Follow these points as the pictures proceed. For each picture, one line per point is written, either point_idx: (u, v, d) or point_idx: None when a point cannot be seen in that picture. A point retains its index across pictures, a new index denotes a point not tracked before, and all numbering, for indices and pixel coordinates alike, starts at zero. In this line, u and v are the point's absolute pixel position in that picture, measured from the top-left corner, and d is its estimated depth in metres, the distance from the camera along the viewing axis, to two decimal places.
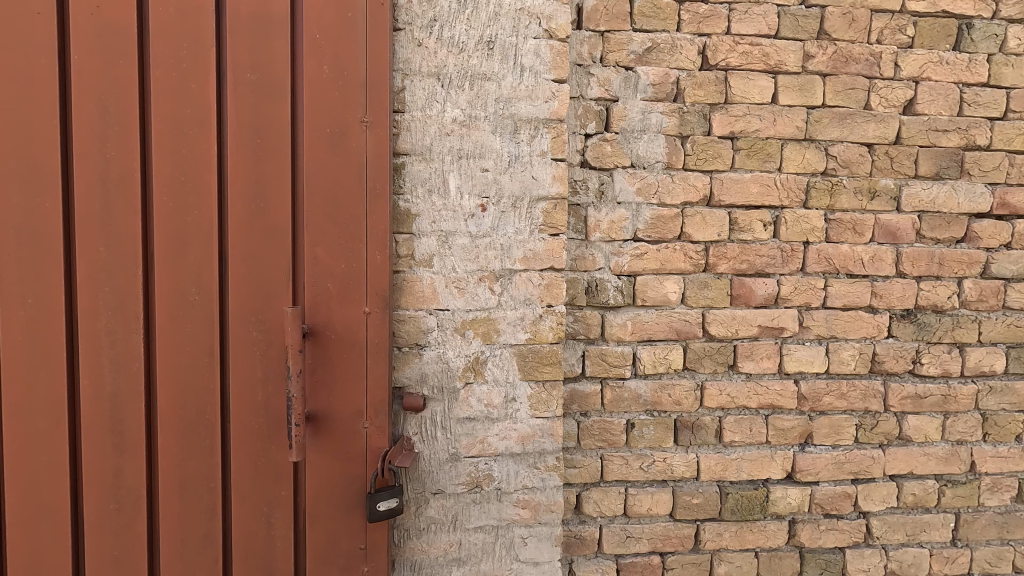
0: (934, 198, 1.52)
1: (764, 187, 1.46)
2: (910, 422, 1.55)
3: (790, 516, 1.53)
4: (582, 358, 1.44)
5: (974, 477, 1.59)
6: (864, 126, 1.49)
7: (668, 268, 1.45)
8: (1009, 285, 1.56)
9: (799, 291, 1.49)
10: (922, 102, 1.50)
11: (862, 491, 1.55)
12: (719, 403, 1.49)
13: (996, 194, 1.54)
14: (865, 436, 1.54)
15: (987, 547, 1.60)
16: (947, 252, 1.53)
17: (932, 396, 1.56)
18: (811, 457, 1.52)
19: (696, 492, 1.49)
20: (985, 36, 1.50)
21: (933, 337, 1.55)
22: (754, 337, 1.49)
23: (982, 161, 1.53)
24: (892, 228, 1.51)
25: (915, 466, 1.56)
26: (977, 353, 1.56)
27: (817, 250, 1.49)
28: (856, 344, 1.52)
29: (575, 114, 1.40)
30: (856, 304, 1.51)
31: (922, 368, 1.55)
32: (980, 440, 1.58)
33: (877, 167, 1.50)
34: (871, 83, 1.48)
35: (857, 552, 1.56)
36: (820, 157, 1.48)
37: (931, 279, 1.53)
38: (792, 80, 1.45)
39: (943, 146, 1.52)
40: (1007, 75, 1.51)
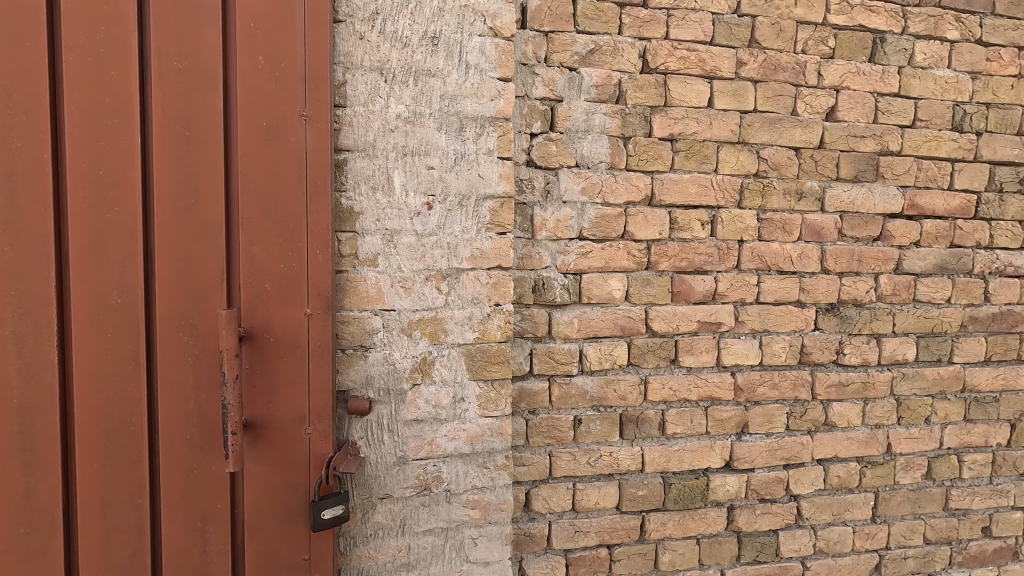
0: (854, 199, 1.63)
1: (702, 187, 1.52)
2: (834, 409, 1.66)
3: (729, 503, 1.60)
4: (530, 356, 1.44)
5: (890, 457, 1.72)
6: (791, 130, 1.57)
7: (613, 266, 1.48)
8: (918, 280, 1.69)
9: (735, 287, 1.56)
10: (842, 110, 1.60)
11: (793, 475, 1.64)
12: (661, 396, 1.53)
13: (907, 196, 1.67)
14: (796, 423, 1.64)
15: (902, 522, 1.74)
16: (865, 250, 1.65)
17: (854, 384, 1.67)
18: (747, 445, 1.60)
19: (641, 484, 1.53)
20: (896, 49, 1.63)
21: (854, 328, 1.66)
22: (694, 332, 1.55)
23: (895, 165, 1.65)
24: (817, 227, 1.61)
25: (839, 449, 1.67)
26: (892, 342, 1.69)
27: (750, 248, 1.56)
28: (786, 336, 1.61)
29: (521, 113, 1.41)
30: (786, 299, 1.60)
31: (845, 358, 1.66)
32: (895, 423, 1.71)
33: (804, 170, 1.59)
34: (797, 90, 1.57)
35: (789, 534, 1.65)
36: (753, 160, 1.55)
37: (852, 275, 1.64)
38: (726, 85, 1.52)
39: (861, 151, 1.63)
40: (915, 86, 1.64)
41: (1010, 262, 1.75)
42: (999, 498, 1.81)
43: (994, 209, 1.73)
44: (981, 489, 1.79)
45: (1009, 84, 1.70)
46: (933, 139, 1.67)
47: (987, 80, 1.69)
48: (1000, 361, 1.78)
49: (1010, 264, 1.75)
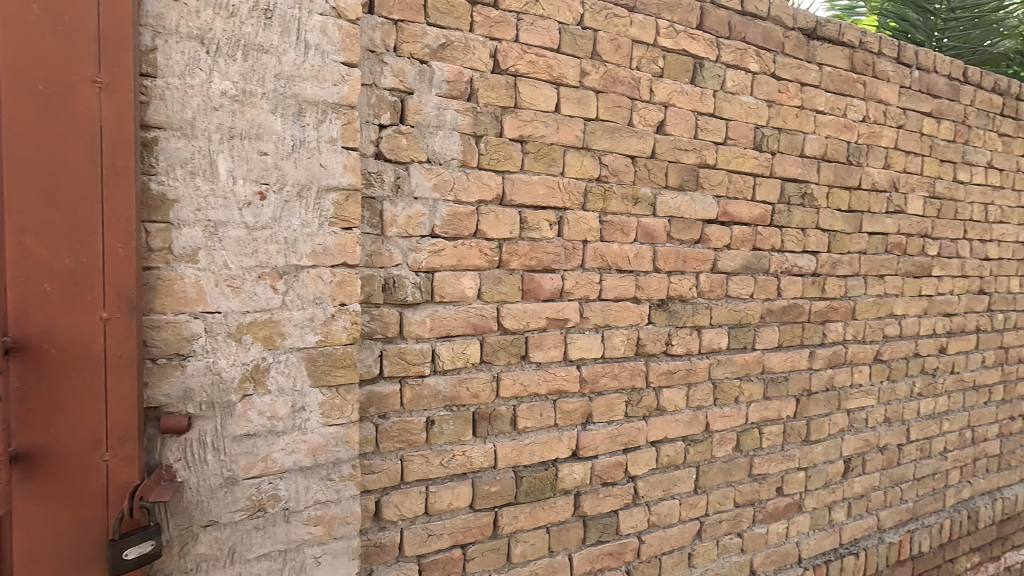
0: (680, 205, 1.81)
1: (550, 189, 1.58)
2: (665, 395, 1.84)
3: (576, 490, 1.69)
4: (380, 358, 1.38)
5: (709, 434, 1.95)
6: (628, 140, 1.70)
7: (465, 264, 1.47)
8: (730, 278, 1.94)
9: (580, 286, 1.64)
10: (670, 124, 1.77)
11: (631, 458, 1.79)
12: (513, 392, 1.56)
13: (721, 204, 1.90)
14: (633, 410, 1.78)
15: (717, 490, 1.99)
16: (689, 251, 1.84)
17: (680, 371, 1.86)
18: (591, 434, 1.70)
19: (494, 480, 1.55)
20: (712, 75, 1.84)
21: (680, 322, 1.85)
22: (543, 328, 1.60)
23: (712, 177, 1.87)
24: (650, 230, 1.76)
25: (668, 431, 1.86)
26: (709, 333, 1.91)
27: (594, 248, 1.66)
28: (625, 331, 1.74)
29: (368, 102, 1.33)
30: (624, 296, 1.73)
31: (673, 348, 1.84)
32: (712, 404, 1.94)
33: (639, 177, 1.73)
34: (633, 103, 1.70)
35: (627, 512, 1.79)
36: (595, 166, 1.65)
37: (678, 274, 1.83)
38: (571, 93, 1.59)
39: (685, 163, 1.82)
40: (726, 109, 1.88)
41: (796, 263, 2.08)
42: (788, 462, 2.16)
43: (785, 218, 2.04)
44: (775, 455, 2.12)
45: (794, 113, 2.03)
46: (740, 156, 1.92)
47: (779, 108, 1.99)
48: (789, 346, 2.11)
49: (796, 264, 2.09)
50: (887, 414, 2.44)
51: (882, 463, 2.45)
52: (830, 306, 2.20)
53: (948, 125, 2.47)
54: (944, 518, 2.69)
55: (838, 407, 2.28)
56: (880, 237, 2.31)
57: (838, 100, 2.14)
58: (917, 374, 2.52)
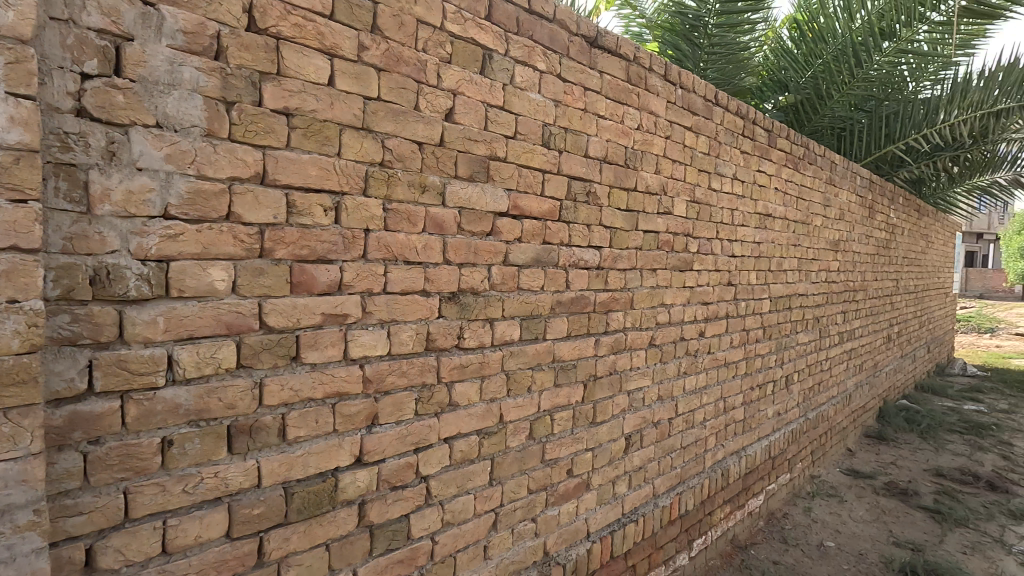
0: (470, 196, 1.79)
1: (323, 171, 1.42)
2: (457, 390, 1.80)
3: (360, 499, 1.57)
4: (88, 370, 1.10)
5: (502, 425, 1.98)
6: (414, 124, 1.62)
7: (214, 252, 1.25)
8: (521, 271, 1.98)
9: (361, 278, 1.52)
10: (459, 113, 1.73)
11: (422, 457, 1.72)
12: (280, 399, 1.38)
13: (511, 198, 1.92)
14: (423, 408, 1.71)
15: (511, 479, 2.02)
16: (480, 243, 1.83)
17: (473, 365, 1.84)
18: (376, 437, 1.59)
19: (257, 501, 1.35)
20: (501, 68, 1.85)
21: (472, 314, 1.83)
22: (318, 325, 1.44)
23: (502, 170, 1.88)
24: (439, 220, 1.71)
25: (461, 426, 1.83)
26: (502, 325, 1.93)
27: (377, 238, 1.55)
28: (413, 325, 1.65)
29: (62, 44, 1.05)
30: (412, 288, 1.65)
31: (465, 341, 1.81)
32: (505, 395, 1.97)
33: (427, 164, 1.66)
34: (419, 87, 1.63)
35: (419, 514, 1.72)
36: (377, 149, 1.53)
37: (469, 266, 1.80)
38: (348, 67, 1.45)
39: (475, 153, 1.80)
40: (515, 104, 1.91)
41: (582, 257, 2.21)
42: (577, 444, 2.29)
43: (571, 214, 2.15)
44: (566, 439, 2.23)
45: (578, 115, 2.15)
46: (529, 151, 1.97)
47: (564, 109, 2.09)
48: (577, 335, 2.24)
49: (582, 258, 2.22)
50: (660, 392, 2.75)
51: (656, 436, 2.75)
52: (612, 297, 2.39)
53: (704, 140, 2.86)
54: (704, 478, 3.14)
55: (620, 389, 2.49)
56: (652, 234, 2.58)
57: (616, 107, 2.33)
58: (683, 355, 2.89)
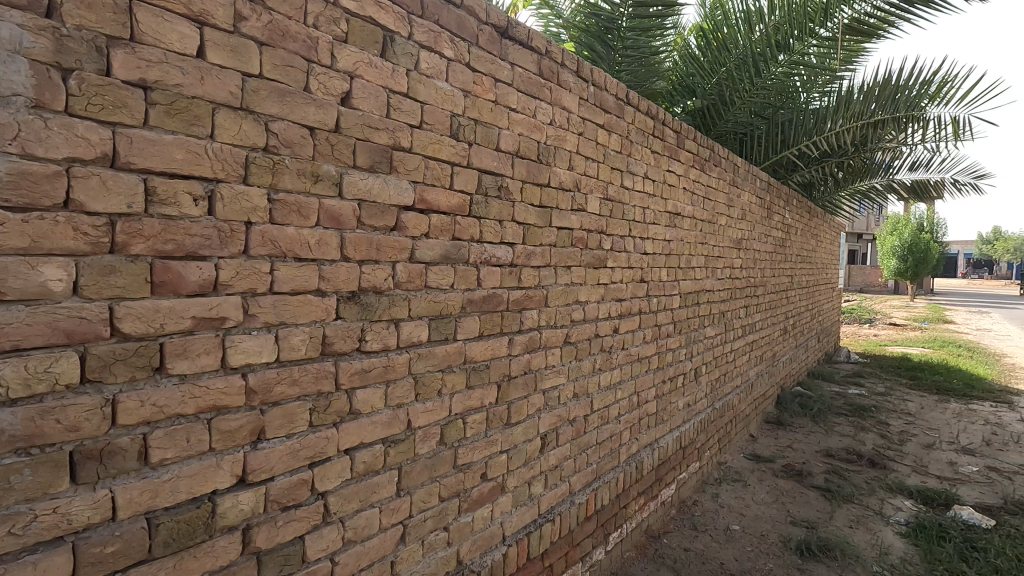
0: (370, 188, 1.66)
1: (192, 154, 1.25)
2: (358, 397, 1.67)
3: (244, 523, 1.41)
4: None
5: (411, 432, 1.86)
6: (304, 108, 1.47)
7: (47, 246, 1.06)
8: (428, 268, 1.87)
9: (241, 276, 1.35)
10: (357, 97, 1.60)
11: (318, 473, 1.58)
12: (141, 417, 1.19)
13: (417, 190, 1.81)
14: (319, 418, 1.57)
15: (420, 488, 1.92)
16: (383, 239, 1.71)
17: (375, 369, 1.72)
18: (263, 453, 1.43)
19: (111, 537, 1.16)
20: (404, 52, 1.73)
21: (374, 315, 1.70)
22: (188, 331, 1.26)
23: (406, 161, 1.77)
24: (335, 213, 1.57)
25: (364, 435, 1.70)
26: (408, 326, 1.82)
27: (261, 231, 1.38)
28: (306, 328, 1.50)
29: None
30: (304, 288, 1.50)
31: (367, 345, 1.68)
32: (413, 401, 1.86)
33: (319, 152, 1.52)
34: (310, 66, 1.48)
35: (316, 534, 1.58)
36: (259, 132, 1.37)
37: (371, 263, 1.67)
38: (222, 38, 1.29)
39: (375, 142, 1.67)
40: (420, 91, 1.80)
41: (494, 254, 2.14)
42: (491, 447, 2.22)
43: (482, 209, 2.07)
44: (479, 443, 2.16)
45: (489, 107, 2.08)
46: (436, 142, 1.87)
47: (473, 100, 2.01)
48: (489, 335, 2.17)
49: (494, 255, 2.15)
50: (575, 390, 2.74)
51: (572, 434, 2.74)
52: (526, 295, 2.34)
53: (616, 138, 2.88)
54: (619, 473, 3.18)
55: (535, 389, 2.45)
56: (566, 231, 2.56)
57: (528, 101, 2.27)
58: (597, 352, 2.90)
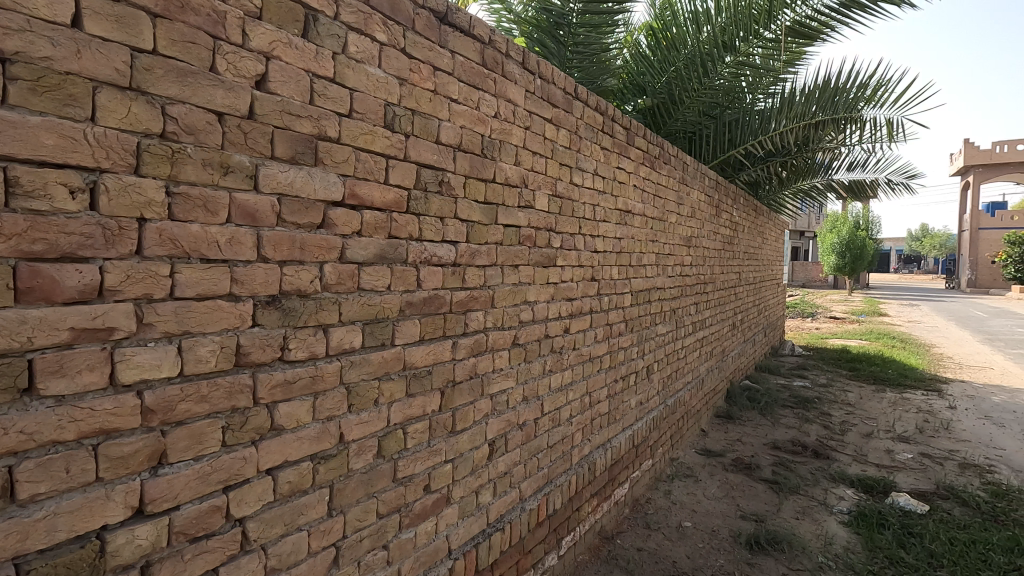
0: (291, 181, 1.51)
1: (67, 140, 1.09)
2: (281, 411, 1.52)
3: (143, 561, 1.25)
4: None
5: (344, 446, 1.72)
6: (210, 90, 1.31)
7: None
8: (361, 268, 1.73)
9: (134, 281, 1.18)
10: (273, 81, 1.45)
11: (235, 497, 1.42)
12: (5, 448, 1.03)
13: (347, 184, 1.67)
14: (234, 437, 1.41)
15: (356, 506, 1.78)
16: (307, 237, 1.56)
17: (301, 380, 1.57)
18: (165, 480, 1.27)
19: None
20: (329, 33, 1.59)
21: (299, 321, 1.55)
22: (65, 344, 1.10)
23: (333, 152, 1.62)
24: (249, 209, 1.41)
25: (289, 453, 1.55)
26: (339, 332, 1.67)
27: (158, 230, 1.22)
28: (216, 337, 1.35)
29: None
30: (213, 292, 1.34)
31: (290, 353, 1.53)
32: (346, 412, 1.72)
33: (230, 141, 1.36)
34: (216, 44, 1.32)
35: (233, 565, 1.43)
36: (154, 116, 1.21)
37: (294, 264, 1.52)
38: (105, 7, 1.12)
39: (297, 131, 1.52)
40: (349, 77, 1.66)
41: (435, 253, 2.02)
42: (435, 457, 2.10)
43: (421, 205, 1.95)
44: (421, 453, 2.03)
45: (427, 96, 1.95)
46: (368, 133, 1.73)
47: (410, 88, 1.88)
48: (431, 339, 2.04)
49: (435, 254, 2.02)
50: (525, 393, 2.65)
51: (522, 438, 2.65)
52: (471, 296, 2.22)
53: (564, 133, 2.81)
54: (571, 475, 3.12)
55: (482, 393, 2.34)
56: (513, 229, 2.46)
57: (470, 92, 2.16)
58: (547, 353, 2.82)
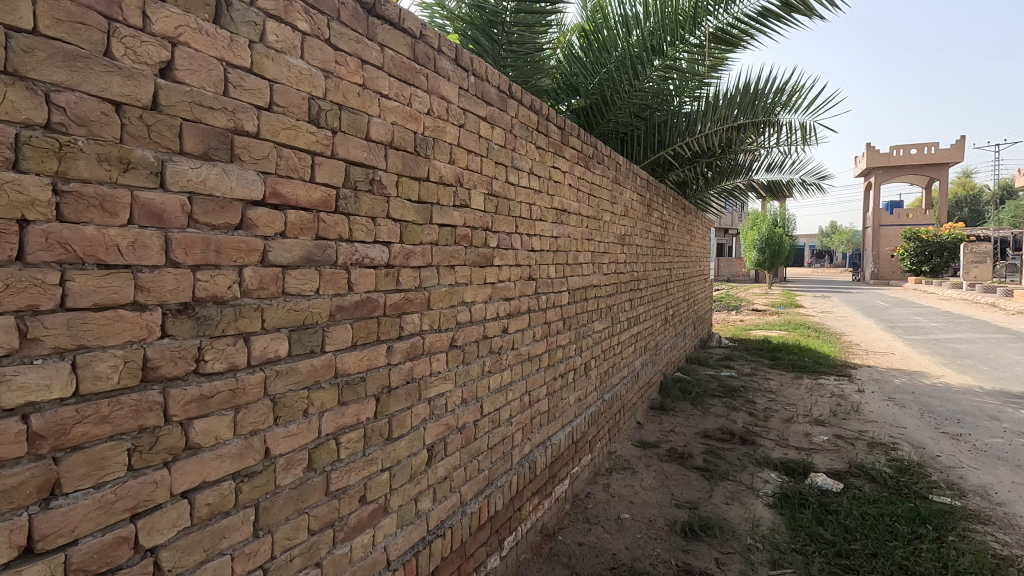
0: (204, 179, 1.39)
1: None
2: (198, 428, 1.40)
3: None
4: None
5: (270, 462, 1.62)
6: (103, 77, 1.19)
7: None
8: (286, 272, 1.63)
9: (14, 290, 1.07)
10: (181, 69, 1.33)
11: (145, 526, 1.30)
12: None
13: (267, 183, 1.56)
14: (143, 460, 1.29)
15: (285, 525, 1.67)
16: (224, 239, 1.44)
17: (219, 394, 1.45)
18: (59, 513, 1.15)
19: None
20: (244, 20, 1.48)
21: (215, 330, 1.43)
22: None
23: (252, 148, 1.51)
24: (155, 209, 1.29)
25: (207, 473, 1.43)
26: (262, 340, 1.57)
27: (44, 233, 1.11)
28: (118, 351, 1.23)
29: None
30: (113, 301, 1.22)
31: (206, 365, 1.41)
32: (272, 426, 1.61)
33: (131, 134, 1.24)
34: (111, 26, 1.20)
35: None
36: (36, 105, 1.09)
37: (208, 269, 1.41)
38: None
39: (210, 124, 1.40)
40: (268, 67, 1.55)
41: (368, 254, 1.94)
42: (370, 467, 2.02)
43: (351, 204, 1.86)
44: (356, 464, 1.95)
45: (356, 91, 1.87)
46: (291, 127, 1.63)
47: (337, 82, 1.79)
48: (364, 344, 1.96)
49: (367, 256, 1.94)
50: (463, 395, 2.61)
51: (461, 441, 2.60)
52: (405, 298, 2.15)
53: (499, 132, 2.78)
54: (512, 475, 3.10)
55: (419, 398, 2.28)
56: (448, 229, 2.40)
57: (402, 87, 2.09)
58: (486, 354, 2.79)
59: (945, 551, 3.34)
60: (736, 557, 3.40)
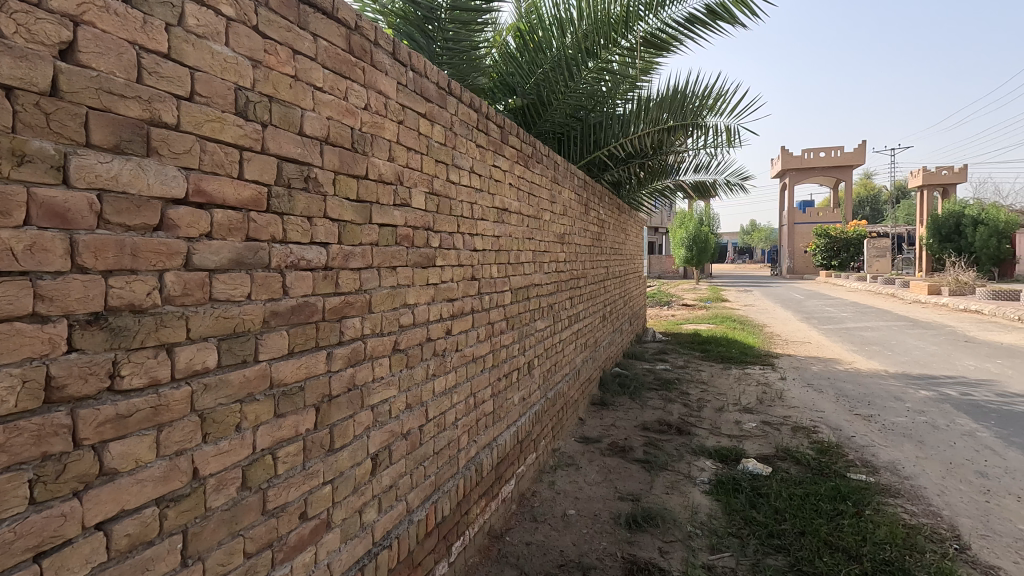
0: (115, 175, 1.26)
1: None
2: (115, 451, 1.26)
3: None
4: None
5: (199, 483, 1.48)
6: None
7: None
8: (213, 276, 1.50)
9: None
10: (86, 51, 1.20)
11: (52, 566, 1.16)
12: None
13: (189, 179, 1.43)
14: (48, 491, 1.15)
15: (218, 550, 1.54)
16: (141, 241, 1.31)
17: (140, 412, 1.32)
18: None
19: None
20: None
21: (132, 342, 1.30)
22: None
23: (172, 142, 1.38)
24: (58, 208, 1.16)
25: (127, 501, 1.30)
26: (188, 352, 1.43)
27: None
28: (15, 370, 1.09)
29: None
30: (7, 313, 1.08)
31: (123, 382, 1.28)
32: (200, 443, 1.48)
33: (24, 123, 1.10)
34: None
35: None
36: None
37: (124, 274, 1.27)
38: None
39: (122, 114, 1.27)
40: (189, 53, 1.42)
41: (304, 256, 1.82)
42: (311, 481, 1.91)
43: (284, 204, 1.74)
44: (295, 478, 1.83)
45: (287, 82, 1.75)
46: (215, 119, 1.50)
47: (266, 71, 1.67)
48: (302, 351, 1.85)
49: (303, 258, 1.82)
50: (407, 401, 2.53)
51: (406, 448, 2.52)
52: (345, 302, 2.05)
53: (438, 129, 2.71)
54: (458, 479, 3.04)
55: (362, 405, 2.18)
56: (389, 229, 2.32)
57: (337, 80, 1.99)
58: (430, 356, 2.72)
59: (864, 525, 3.60)
60: (678, 545, 3.50)
